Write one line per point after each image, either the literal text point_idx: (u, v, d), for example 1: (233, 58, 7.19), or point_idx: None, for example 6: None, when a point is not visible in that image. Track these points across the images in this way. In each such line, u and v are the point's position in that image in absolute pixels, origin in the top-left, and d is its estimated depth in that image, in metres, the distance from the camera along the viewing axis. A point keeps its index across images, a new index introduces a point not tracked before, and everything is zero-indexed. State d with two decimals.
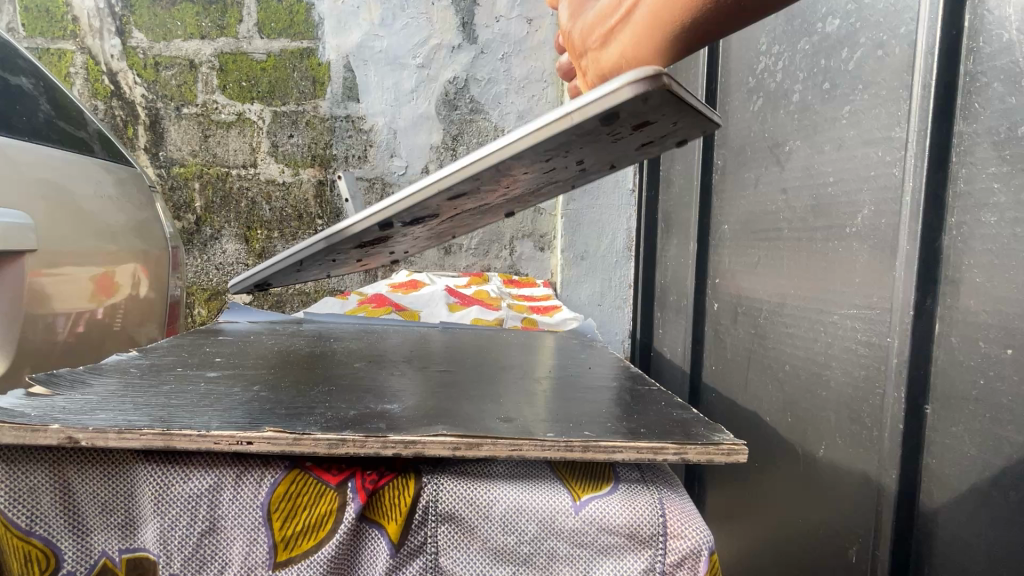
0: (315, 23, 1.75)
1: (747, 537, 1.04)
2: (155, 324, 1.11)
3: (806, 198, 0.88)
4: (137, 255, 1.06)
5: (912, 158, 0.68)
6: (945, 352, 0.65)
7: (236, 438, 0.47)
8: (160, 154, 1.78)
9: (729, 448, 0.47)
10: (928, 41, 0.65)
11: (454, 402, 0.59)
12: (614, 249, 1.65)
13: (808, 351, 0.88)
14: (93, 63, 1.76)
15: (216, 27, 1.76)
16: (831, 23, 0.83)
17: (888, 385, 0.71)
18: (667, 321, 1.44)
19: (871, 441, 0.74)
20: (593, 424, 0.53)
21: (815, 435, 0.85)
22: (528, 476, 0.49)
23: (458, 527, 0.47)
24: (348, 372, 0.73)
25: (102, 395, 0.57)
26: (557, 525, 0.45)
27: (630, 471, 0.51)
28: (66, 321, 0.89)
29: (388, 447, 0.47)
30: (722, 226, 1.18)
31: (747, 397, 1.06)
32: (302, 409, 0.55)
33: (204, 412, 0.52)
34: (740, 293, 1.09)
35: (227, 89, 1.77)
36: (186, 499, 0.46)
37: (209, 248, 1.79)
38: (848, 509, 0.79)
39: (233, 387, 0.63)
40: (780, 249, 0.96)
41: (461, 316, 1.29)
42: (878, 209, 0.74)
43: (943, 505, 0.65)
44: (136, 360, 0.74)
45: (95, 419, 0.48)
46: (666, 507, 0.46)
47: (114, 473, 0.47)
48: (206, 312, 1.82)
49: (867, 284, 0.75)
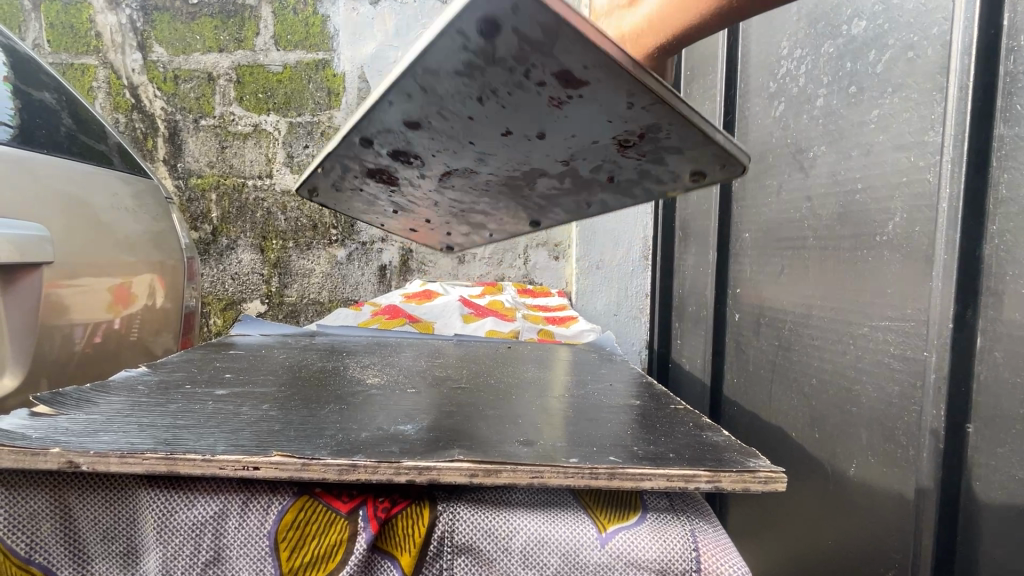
0: (330, 35, 1.76)
1: (772, 558, 1.00)
2: (171, 335, 1.11)
3: (832, 206, 0.85)
4: (153, 266, 1.06)
5: (949, 163, 0.64)
6: (988, 368, 0.61)
7: (242, 464, 0.45)
8: (178, 165, 1.80)
9: (767, 477, 0.45)
10: (963, 41, 0.62)
11: (469, 423, 0.57)
12: (629, 258, 1.61)
13: (836, 366, 0.84)
14: (115, 78, 1.79)
15: (234, 40, 1.78)
16: (857, 25, 0.80)
17: (925, 403, 0.67)
18: (685, 332, 1.41)
19: (907, 462, 0.70)
20: (616, 448, 0.51)
21: (845, 454, 0.81)
22: (548, 505, 0.46)
23: (475, 559, 0.44)
24: (360, 388, 0.71)
25: (108, 414, 0.56)
26: (581, 559, 0.43)
27: (658, 499, 0.49)
28: (84, 331, 0.89)
29: (401, 473, 0.45)
30: (742, 235, 1.14)
31: (771, 412, 1.02)
32: (311, 430, 0.54)
33: (210, 433, 0.51)
34: (763, 303, 1.06)
35: (244, 100, 1.79)
36: (190, 527, 0.45)
37: (225, 258, 1.80)
38: (882, 533, 0.75)
39: (242, 405, 0.61)
40: (805, 259, 0.92)
41: (475, 327, 1.27)
42: (911, 217, 0.70)
43: (988, 532, 0.61)
44: (146, 376, 0.73)
45: (98, 442, 0.46)
46: (699, 541, 0.44)
47: (116, 499, 0.46)
48: (222, 322, 1.83)
49: (900, 296, 0.72)
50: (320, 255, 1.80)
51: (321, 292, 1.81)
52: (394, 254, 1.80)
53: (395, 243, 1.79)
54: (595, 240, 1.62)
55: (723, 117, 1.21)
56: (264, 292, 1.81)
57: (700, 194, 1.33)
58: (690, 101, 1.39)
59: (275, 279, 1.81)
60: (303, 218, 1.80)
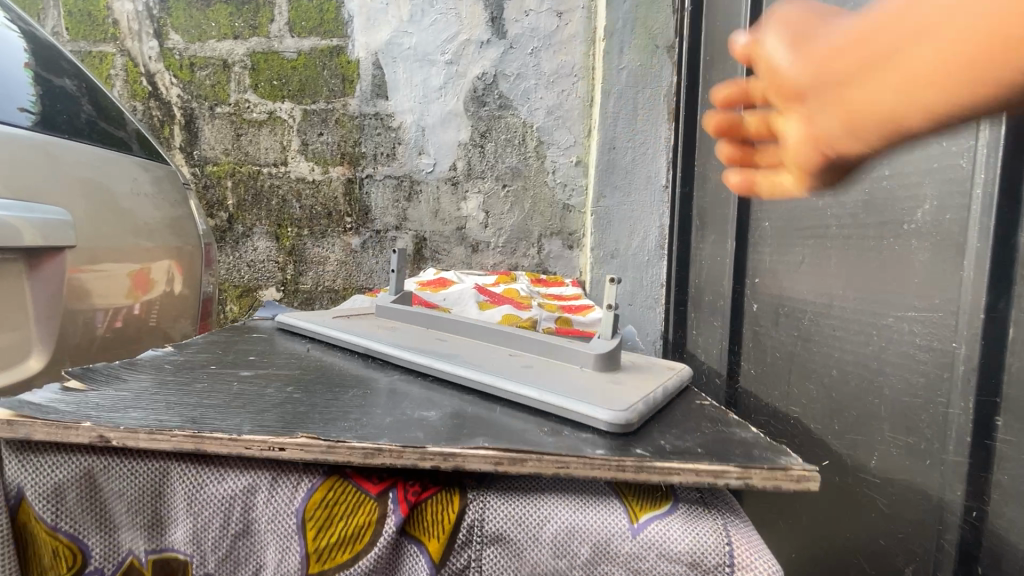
0: (345, 22, 1.75)
1: (788, 550, 0.99)
2: (189, 319, 1.13)
3: (858, 192, 0.83)
4: (172, 252, 1.07)
5: (984, 147, 0.62)
6: (1019, 359, 0.59)
7: (268, 444, 0.45)
8: (194, 153, 1.81)
9: (800, 475, 0.46)
10: None
11: (491, 412, 0.57)
12: (646, 247, 1.59)
13: (858, 355, 0.82)
14: (132, 65, 1.80)
15: (249, 27, 1.78)
16: None
17: (952, 394, 0.66)
18: (701, 322, 1.39)
19: (931, 454, 0.69)
20: (643, 443, 0.52)
21: (866, 445, 0.80)
22: (578, 493, 0.46)
23: (506, 549, 0.44)
24: (379, 374, 0.71)
25: (136, 392, 0.57)
26: (612, 549, 0.43)
27: (688, 491, 0.48)
28: (105, 315, 0.90)
29: (426, 459, 0.45)
30: (762, 224, 1.12)
31: (788, 403, 1.01)
32: (335, 413, 0.54)
33: (236, 413, 0.52)
34: (783, 294, 1.04)
35: (259, 88, 1.79)
36: (220, 500, 0.46)
37: (241, 245, 1.82)
38: (903, 525, 0.74)
39: (265, 387, 0.62)
40: (828, 247, 0.90)
41: (490, 315, 1.27)
42: (942, 203, 0.68)
43: (1014, 527, 0.59)
44: (171, 356, 0.75)
45: (128, 417, 0.47)
46: (733, 533, 0.43)
47: (143, 471, 0.47)
48: (238, 309, 1.85)
49: (927, 285, 0.70)
50: (334, 243, 1.81)
51: (336, 280, 1.82)
52: (408, 242, 1.79)
53: (409, 232, 1.79)
54: (611, 229, 1.60)
55: None
56: (279, 279, 1.83)
57: (719, 182, 1.30)
58: (710, 87, 1.36)
59: (290, 266, 1.82)
60: (318, 206, 1.80)
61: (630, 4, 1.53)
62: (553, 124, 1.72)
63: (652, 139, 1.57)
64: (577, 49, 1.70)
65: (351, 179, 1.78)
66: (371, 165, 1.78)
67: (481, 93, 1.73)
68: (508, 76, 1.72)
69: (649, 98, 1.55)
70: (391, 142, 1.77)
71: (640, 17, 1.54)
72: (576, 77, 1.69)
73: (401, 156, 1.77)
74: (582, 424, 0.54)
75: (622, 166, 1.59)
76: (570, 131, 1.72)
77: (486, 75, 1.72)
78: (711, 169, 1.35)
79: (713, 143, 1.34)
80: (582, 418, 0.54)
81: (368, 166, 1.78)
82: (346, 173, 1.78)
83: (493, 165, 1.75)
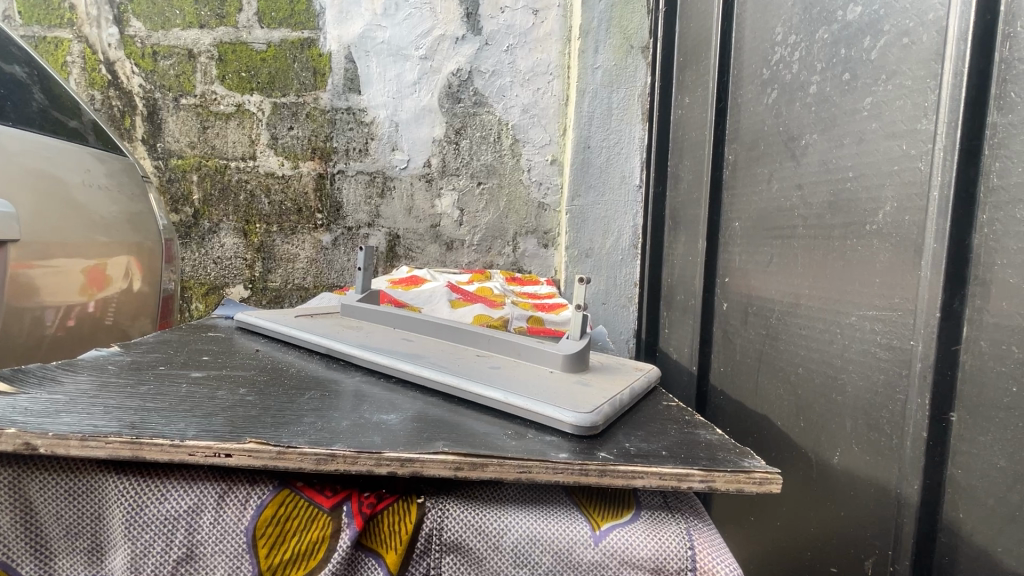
0: (316, 14, 1.71)
1: (756, 544, 1.00)
2: (148, 319, 1.08)
3: (823, 194, 0.84)
4: (130, 248, 1.03)
5: (941, 151, 0.63)
6: (973, 357, 0.60)
7: (213, 451, 0.44)
8: (157, 146, 1.74)
9: (762, 478, 0.46)
10: (960, 26, 0.61)
11: (456, 415, 0.56)
12: (619, 247, 1.59)
13: (823, 353, 0.84)
14: (90, 52, 1.72)
15: (216, 16, 1.72)
16: (853, 11, 0.79)
17: (909, 391, 0.67)
18: (673, 321, 1.40)
19: (890, 450, 0.70)
20: (608, 446, 0.51)
21: (829, 442, 0.82)
22: (539, 502, 0.47)
23: (465, 558, 0.45)
24: (341, 376, 0.69)
25: (73, 395, 0.53)
26: (575, 557, 0.43)
27: (652, 497, 0.50)
28: (55, 313, 0.85)
29: (382, 465, 0.44)
30: (732, 224, 1.14)
31: (756, 401, 1.02)
32: (290, 417, 0.52)
33: (181, 417, 0.49)
34: (751, 293, 1.05)
35: (226, 79, 1.73)
36: (162, 522, 0.45)
37: (206, 241, 1.76)
38: (864, 519, 0.75)
39: (218, 390, 0.59)
40: (794, 247, 0.92)
41: (462, 314, 1.25)
42: (902, 205, 0.69)
43: (968, 520, 0.61)
44: (118, 356, 0.71)
45: (58, 424, 0.45)
46: (695, 539, 0.45)
47: (83, 493, 0.45)
48: (203, 307, 1.79)
49: (888, 285, 0.71)
50: (304, 240, 1.76)
51: (306, 278, 1.78)
52: (381, 240, 1.76)
53: (381, 229, 1.75)
54: (585, 228, 1.60)
55: (716, 105, 1.19)
56: (246, 277, 1.77)
57: (691, 182, 1.31)
58: (683, 88, 1.38)
59: (258, 264, 1.77)
60: (287, 201, 1.75)
61: (605, 4, 1.54)
62: (528, 122, 1.72)
63: (626, 138, 1.57)
64: (553, 47, 1.69)
65: (322, 174, 1.74)
66: (343, 160, 1.74)
67: (456, 90, 1.71)
68: (483, 73, 1.71)
69: (624, 98, 1.56)
70: (364, 137, 1.73)
71: (615, 16, 1.54)
72: (551, 75, 1.69)
73: (375, 151, 1.74)
74: (548, 426, 0.54)
75: (597, 165, 1.59)
76: (545, 130, 1.72)
77: (461, 71, 1.70)
78: (683, 169, 1.36)
79: (685, 143, 1.36)
80: (547, 420, 0.53)
81: (340, 161, 1.74)
82: (317, 168, 1.74)
83: (468, 162, 1.73)
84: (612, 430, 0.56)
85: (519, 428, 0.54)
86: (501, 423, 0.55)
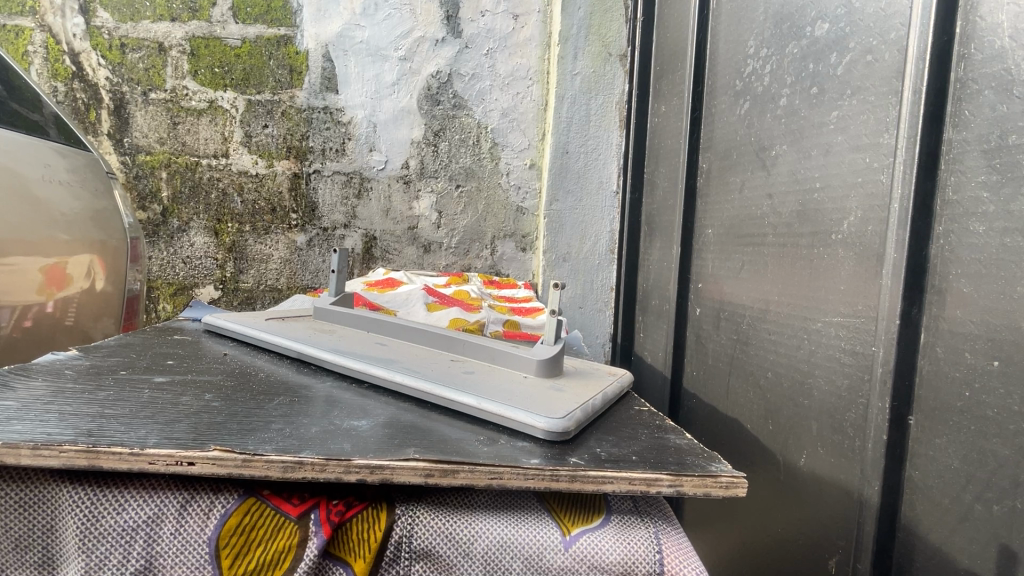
0: (293, 11, 1.69)
1: (725, 544, 1.02)
2: (111, 319, 1.05)
3: (793, 204, 0.86)
4: (93, 246, 0.98)
5: (902, 165, 0.66)
6: (929, 362, 0.63)
7: (176, 458, 0.43)
8: (125, 140, 1.69)
9: (729, 482, 0.47)
10: (919, 45, 0.64)
11: (430, 422, 0.56)
12: (596, 251, 1.60)
13: (791, 358, 0.86)
14: (53, 42, 1.66)
15: (188, 10, 1.68)
16: (820, 28, 0.81)
17: (872, 396, 0.69)
18: (648, 325, 1.41)
19: (853, 451, 0.73)
20: (581, 452, 0.51)
21: (795, 444, 0.84)
22: (510, 508, 0.47)
23: (434, 565, 0.44)
24: (312, 381, 0.68)
25: (26, 402, 0.51)
26: (545, 563, 0.43)
27: (622, 501, 0.50)
28: (10, 314, 0.82)
29: (351, 472, 0.44)
30: (705, 231, 1.16)
31: (727, 405, 1.04)
32: (257, 424, 0.51)
33: (142, 424, 0.48)
34: (723, 299, 1.07)
35: (199, 74, 1.69)
36: (120, 533, 0.43)
37: (175, 240, 1.71)
38: (829, 519, 0.77)
39: (182, 396, 0.58)
40: (764, 255, 0.94)
41: (438, 317, 1.25)
42: (866, 216, 0.72)
43: (925, 519, 0.63)
44: (75, 360, 0.69)
45: (10, 432, 0.44)
46: (663, 544, 0.45)
47: (34, 503, 0.44)
48: (172, 308, 1.74)
49: (852, 293, 0.74)
50: (278, 240, 1.72)
51: (279, 279, 1.74)
52: (356, 241, 1.74)
53: (357, 230, 1.73)
54: (563, 232, 1.60)
55: (692, 113, 1.21)
56: (217, 277, 1.73)
57: (666, 189, 1.34)
58: (659, 96, 1.41)
59: (229, 263, 1.73)
60: (261, 201, 1.72)
61: (585, 11, 1.55)
62: (507, 126, 1.72)
63: (603, 144, 1.59)
64: (532, 52, 1.69)
65: (297, 174, 1.71)
66: (319, 160, 1.71)
67: (436, 92, 1.70)
68: (462, 76, 1.70)
69: (601, 105, 1.58)
70: (341, 137, 1.71)
71: (593, 24, 1.56)
72: (530, 81, 1.69)
73: (351, 152, 1.72)
74: (521, 432, 0.54)
75: (575, 170, 1.59)
76: (524, 134, 1.73)
77: (440, 74, 1.70)
78: (659, 176, 1.38)
79: (661, 151, 1.38)
80: (519, 425, 0.53)
81: (316, 161, 1.71)
82: (292, 167, 1.71)
83: (447, 165, 1.73)
84: (585, 435, 0.56)
85: (491, 434, 0.54)
86: (474, 429, 0.55)
